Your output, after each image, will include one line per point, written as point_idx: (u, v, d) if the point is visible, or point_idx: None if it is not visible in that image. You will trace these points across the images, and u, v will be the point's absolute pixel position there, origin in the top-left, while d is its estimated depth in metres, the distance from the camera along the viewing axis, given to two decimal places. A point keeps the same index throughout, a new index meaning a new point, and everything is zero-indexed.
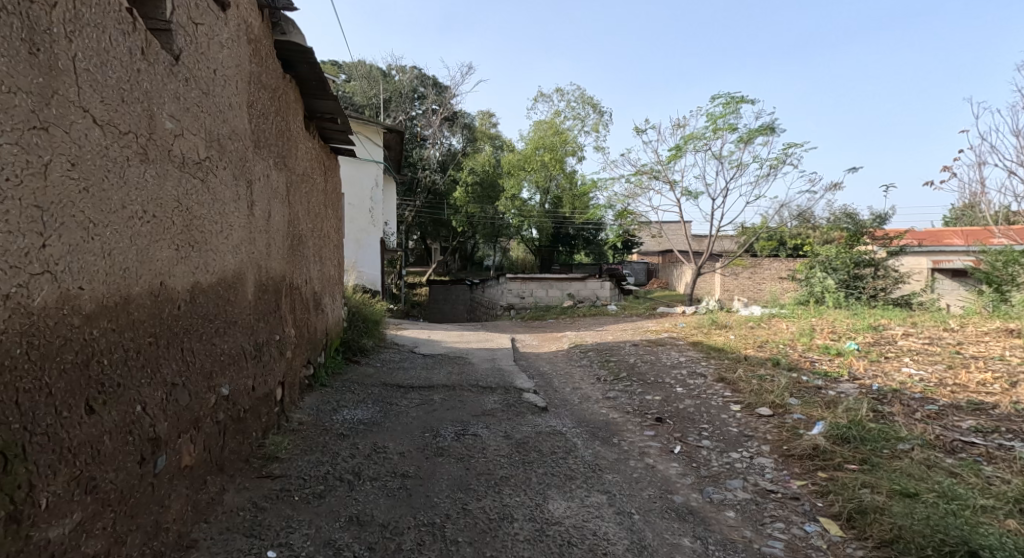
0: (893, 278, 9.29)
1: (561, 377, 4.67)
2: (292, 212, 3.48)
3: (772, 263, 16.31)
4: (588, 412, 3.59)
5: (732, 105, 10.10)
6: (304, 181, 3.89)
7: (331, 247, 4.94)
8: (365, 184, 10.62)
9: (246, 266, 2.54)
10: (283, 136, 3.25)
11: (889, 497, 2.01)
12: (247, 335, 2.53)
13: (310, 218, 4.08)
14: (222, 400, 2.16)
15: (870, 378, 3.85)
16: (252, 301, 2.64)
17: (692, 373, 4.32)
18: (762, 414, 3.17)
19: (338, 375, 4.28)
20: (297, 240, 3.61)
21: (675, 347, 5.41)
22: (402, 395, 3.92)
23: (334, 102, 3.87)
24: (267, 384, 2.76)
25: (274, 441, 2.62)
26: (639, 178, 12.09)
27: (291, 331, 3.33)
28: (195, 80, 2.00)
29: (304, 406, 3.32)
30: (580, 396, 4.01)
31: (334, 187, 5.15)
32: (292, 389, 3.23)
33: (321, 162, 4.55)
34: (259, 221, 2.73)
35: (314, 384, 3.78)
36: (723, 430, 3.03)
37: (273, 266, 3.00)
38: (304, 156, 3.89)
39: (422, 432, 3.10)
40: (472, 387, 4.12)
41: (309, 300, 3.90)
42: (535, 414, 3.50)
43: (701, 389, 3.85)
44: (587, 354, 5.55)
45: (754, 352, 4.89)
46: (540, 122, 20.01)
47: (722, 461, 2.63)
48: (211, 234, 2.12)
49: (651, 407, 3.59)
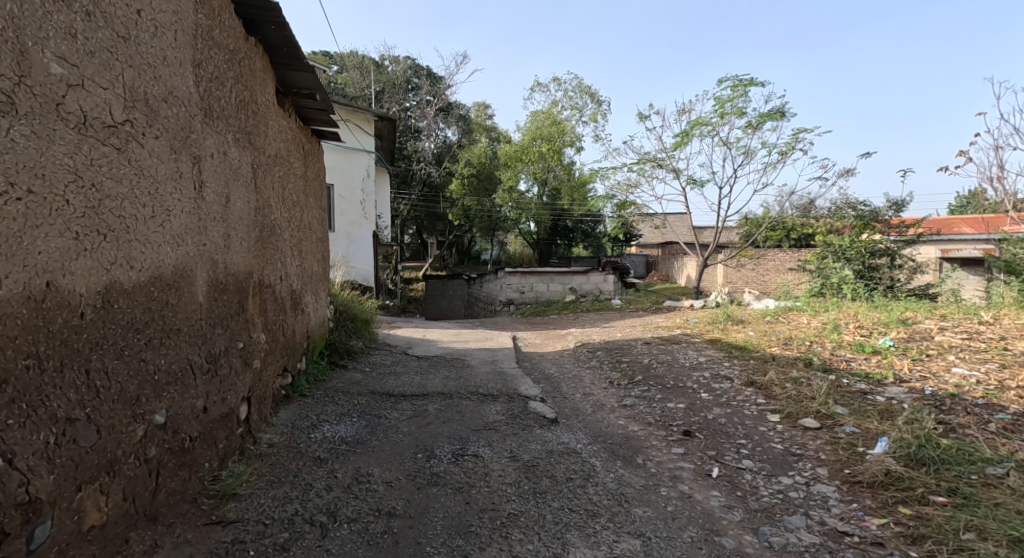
0: (910, 269, 8.86)
1: (569, 381, 4.23)
2: (261, 198, 3.00)
3: (777, 254, 15.95)
4: (603, 424, 3.15)
5: (741, 89, 9.61)
6: (277, 163, 3.41)
7: (314, 241, 4.47)
8: (357, 176, 10.09)
9: (194, 262, 2.08)
10: (247, 108, 2.77)
11: (1010, 550, 1.59)
12: (196, 345, 2.08)
13: (285, 207, 3.60)
14: (156, 430, 1.72)
15: (919, 381, 3.42)
16: (205, 304, 2.18)
17: (716, 376, 3.89)
18: (809, 426, 2.74)
19: (320, 382, 3.84)
20: (267, 231, 3.13)
21: (691, 346, 4.97)
22: (391, 405, 3.48)
23: (310, 74, 3.42)
24: (228, 402, 2.31)
25: (234, 473, 2.17)
26: (642, 166, 11.63)
27: (261, 335, 2.87)
28: (106, 17, 1.54)
29: (275, 423, 2.86)
30: (593, 404, 3.58)
31: (316, 173, 4.69)
32: (261, 404, 2.77)
33: (299, 144, 4.07)
34: (213, 207, 2.26)
35: (291, 395, 3.36)
36: (765, 447, 2.59)
37: (236, 260, 2.55)
38: (277, 136, 3.41)
39: (414, 454, 2.66)
40: (472, 395, 3.68)
41: (285, 300, 3.44)
42: (544, 428, 3.06)
43: (729, 395, 3.42)
44: (596, 353, 5.12)
45: (780, 350, 4.46)
46: (538, 112, 19.48)
47: (771, 489, 2.18)
48: (136, 221, 1.66)
49: (675, 418, 3.16)
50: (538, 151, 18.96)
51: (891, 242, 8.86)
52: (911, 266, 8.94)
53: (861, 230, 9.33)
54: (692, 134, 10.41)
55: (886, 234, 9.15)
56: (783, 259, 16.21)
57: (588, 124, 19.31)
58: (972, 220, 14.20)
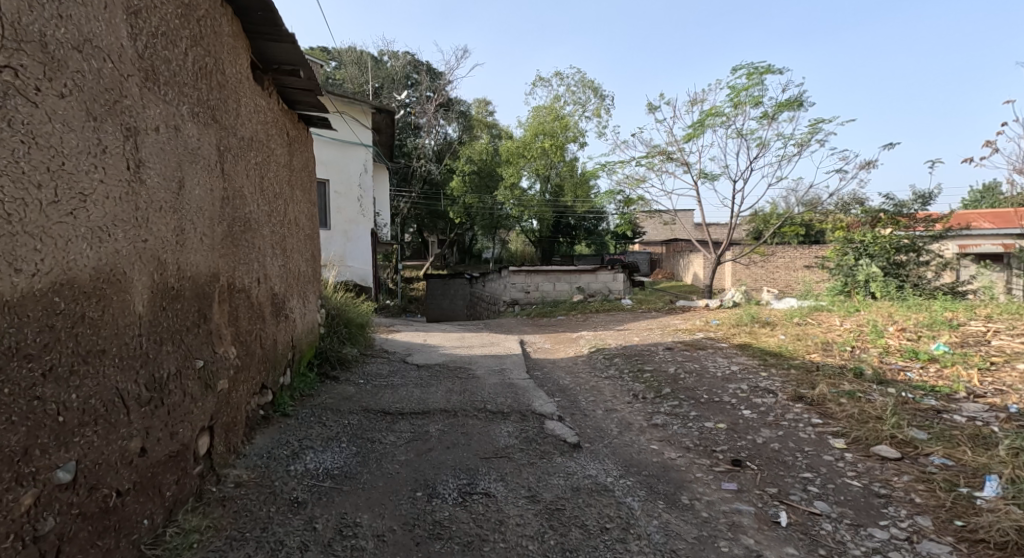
0: (938, 265, 8.37)
1: (587, 393, 3.78)
2: (230, 185, 2.53)
3: (785, 251, 15.64)
4: (635, 451, 2.70)
5: (756, 77, 9.12)
6: (253, 148, 2.95)
7: (301, 238, 4.02)
8: (354, 171, 9.60)
9: (130, 262, 1.63)
10: (210, 76, 2.31)
11: None
12: (133, 370, 1.62)
13: (263, 198, 3.15)
14: (56, 492, 1.28)
15: (998, 396, 2.95)
16: (146, 316, 1.72)
17: (757, 389, 3.42)
18: (888, 455, 2.27)
19: (307, 398, 3.39)
20: (240, 226, 2.67)
21: (719, 352, 4.51)
22: (387, 425, 3.03)
23: (290, 46, 2.97)
24: (181, 438, 1.86)
25: (182, 532, 1.73)
26: (651, 160, 11.16)
27: (231, 349, 2.42)
28: None
29: (248, 454, 2.41)
30: (619, 424, 3.13)
31: (304, 162, 4.23)
32: (229, 432, 2.32)
33: (282, 128, 3.61)
34: (159, 194, 1.81)
35: (271, 415, 2.92)
36: (839, 484, 2.12)
37: (195, 261, 2.11)
38: (252, 116, 2.95)
39: (412, 493, 2.22)
40: (478, 412, 3.22)
41: (264, 306, 2.98)
42: (567, 456, 2.61)
43: (778, 414, 2.96)
44: (613, 360, 4.66)
45: (822, 357, 3.99)
46: (540, 107, 18.97)
47: (864, 546, 1.73)
48: (25, 208, 1.24)
49: (719, 442, 2.71)
50: (540, 148, 18.42)
51: (918, 236, 8.39)
52: (940, 262, 8.43)
53: (884, 224, 8.85)
54: (705, 126, 9.92)
55: (912, 227, 8.64)
56: (793, 256, 15.74)
57: (591, 119, 18.82)
58: (993, 214, 13.68)
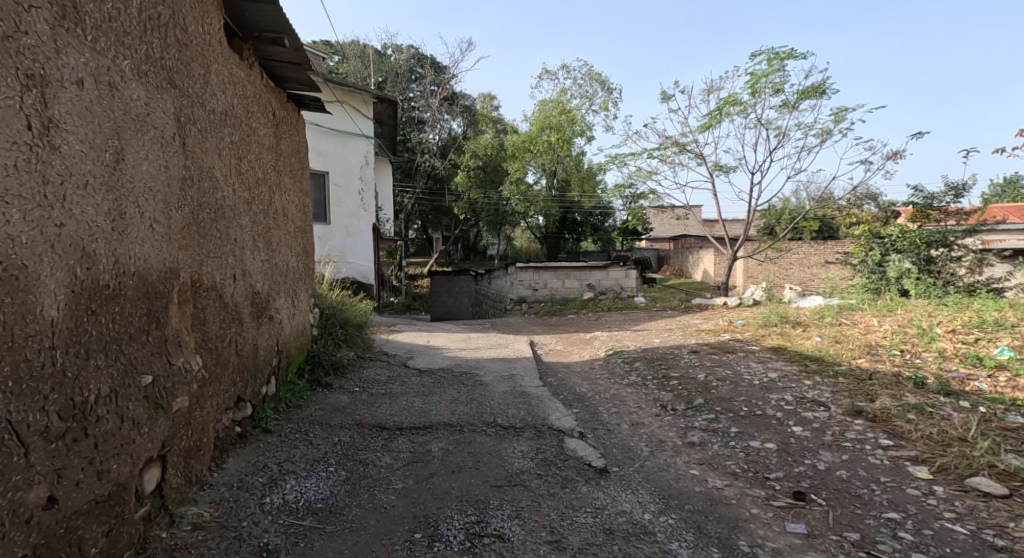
0: (975, 262, 7.77)
1: (609, 403, 3.38)
2: (194, 163, 2.13)
3: (799, 247, 15.19)
4: (672, 478, 2.29)
5: (777, 63, 8.64)
6: (227, 124, 2.55)
7: (290, 231, 3.63)
8: (354, 163, 9.19)
9: (34, 252, 1.25)
10: (164, 30, 1.91)
11: None
12: (34, 394, 1.24)
13: (242, 183, 2.75)
14: None
15: None
16: (63, 323, 1.34)
17: (804, 401, 2.99)
18: (992, 492, 1.87)
19: (293, 410, 3.00)
20: (209, 212, 2.27)
21: (751, 356, 4.09)
22: (382, 443, 2.64)
23: (270, 7, 2.57)
24: (117, 476, 1.47)
25: None
26: (665, 151, 10.70)
27: (195, 359, 2.03)
28: None
29: (214, 484, 2.03)
30: (649, 442, 2.72)
31: (294, 146, 3.83)
32: (191, 459, 1.93)
33: (266, 106, 3.20)
34: (83, 165, 1.42)
35: (247, 434, 2.53)
36: (940, 528, 1.72)
37: (145, 254, 1.72)
38: (227, 86, 2.54)
39: (410, 536, 1.84)
40: (487, 428, 2.82)
41: (240, 307, 2.59)
42: (593, 485, 2.21)
43: (836, 432, 2.54)
44: (634, 364, 4.26)
45: (871, 363, 3.56)
46: (546, 101, 18.47)
47: None
48: None
49: (772, 468, 2.30)
50: (547, 143, 17.97)
51: (950, 230, 7.79)
52: (976, 258, 7.78)
53: (912, 218, 8.27)
54: (723, 115, 9.46)
55: (943, 221, 8.04)
56: (807, 252, 15.23)
57: (598, 113, 18.35)
58: (1017, 208, 13.18)
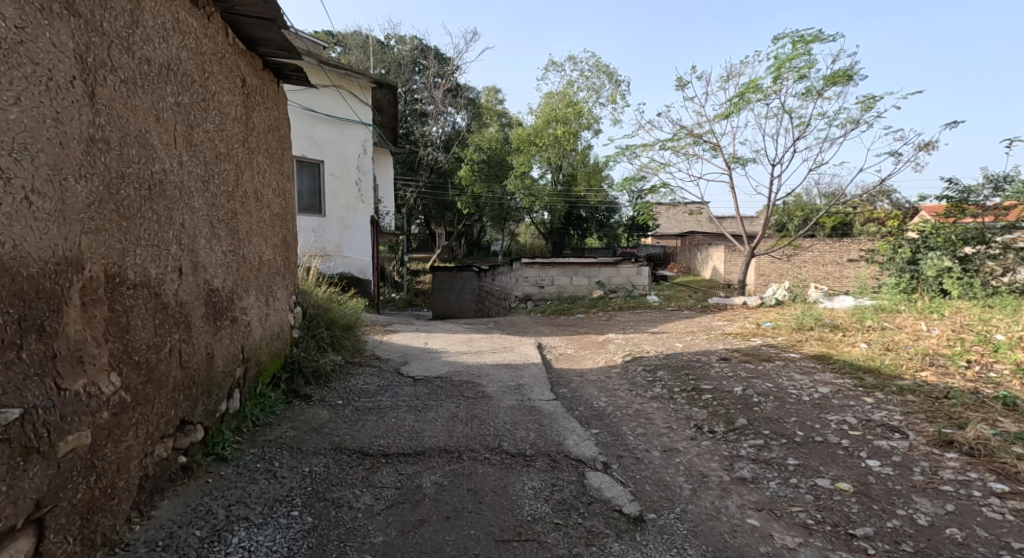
0: (1015, 258, 7.08)
1: (635, 423, 2.87)
2: (112, 120, 1.64)
3: (815, 244, 14.60)
4: (728, 532, 1.79)
5: (802, 46, 8.08)
6: (171, 81, 2.05)
7: (264, 217, 3.13)
8: (353, 152, 8.70)
9: None
10: None
11: None
12: None
13: (195, 156, 2.25)
14: None
15: None
16: None
17: (873, 425, 2.48)
18: None
19: (259, 430, 2.51)
20: (138, 185, 1.78)
21: (793, 366, 3.57)
22: (363, 476, 2.15)
23: None
24: None
25: None
26: (679, 142, 10.16)
27: (108, 380, 1.53)
28: None
29: (132, 543, 1.55)
30: (688, 477, 2.21)
31: (270, 119, 3.31)
32: (95, 512, 1.46)
33: (232, 68, 2.70)
34: None
35: (193, 466, 2.04)
36: None
37: (15, 236, 1.25)
38: (169, 33, 2.04)
39: None
40: (491, 455, 2.33)
41: (185, 307, 2.08)
42: (627, 542, 1.72)
43: (929, 469, 2.04)
44: (657, 373, 3.74)
45: (939, 378, 3.05)
46: (552, 93, 17.92)
47: None
48: None
49: (856, 519, 1.79)
50: (552, 136, 17.49)
51: (988, 225, 7.21)
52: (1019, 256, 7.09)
53: (945, 213, 7.73)
54: (743, 103, 8.91)
55: (980, 216, 7.49)
56: (822, 250, 14.63)
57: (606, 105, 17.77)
58: None
